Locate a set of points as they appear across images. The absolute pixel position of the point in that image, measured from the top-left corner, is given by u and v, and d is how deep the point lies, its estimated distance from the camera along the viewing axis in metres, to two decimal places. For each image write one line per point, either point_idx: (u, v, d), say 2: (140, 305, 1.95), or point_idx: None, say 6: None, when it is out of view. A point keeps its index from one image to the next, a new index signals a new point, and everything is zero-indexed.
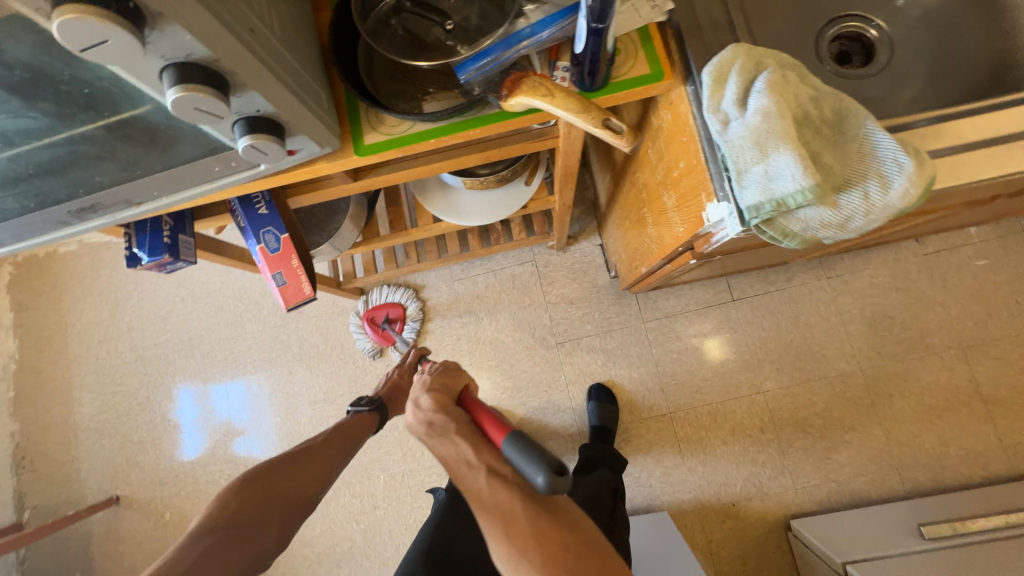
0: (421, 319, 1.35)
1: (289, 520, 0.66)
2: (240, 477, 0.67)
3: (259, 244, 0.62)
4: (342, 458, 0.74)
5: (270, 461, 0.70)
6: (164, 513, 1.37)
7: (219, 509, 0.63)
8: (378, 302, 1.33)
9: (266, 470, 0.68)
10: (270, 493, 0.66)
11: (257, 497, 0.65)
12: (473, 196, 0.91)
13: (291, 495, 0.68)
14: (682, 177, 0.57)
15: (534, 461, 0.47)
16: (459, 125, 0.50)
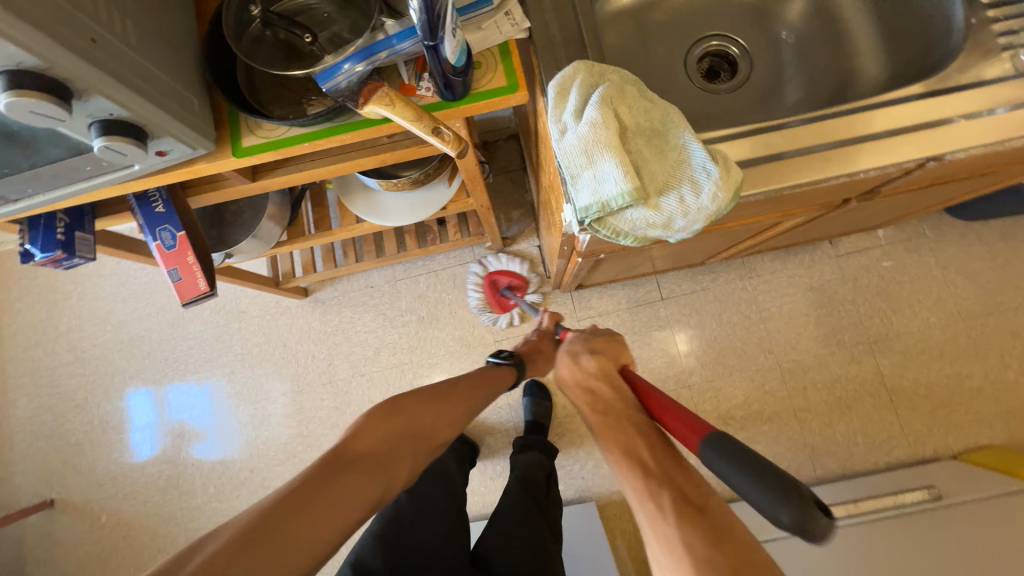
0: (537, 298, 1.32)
1: (418, 458, 0.61)
2: (380, 405, 0.61)
3: (155, 241, 0.64)
4: (473, 406, 0.70)
5: (411, 394, 0.64)
6: (101, 515, 1.36)
7: (358, 437, 0.57)
8: (502, 268, 1.33)
9: (408, 405, 0.62)
10: (410, 429, 0.61)
11: (399, 430, 0.60)
12: (395, 197, 0.95)
13: (427, 434, 0.62)
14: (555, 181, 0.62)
15: (784, 493, 0.42)
16: (332, 130, 0.54)
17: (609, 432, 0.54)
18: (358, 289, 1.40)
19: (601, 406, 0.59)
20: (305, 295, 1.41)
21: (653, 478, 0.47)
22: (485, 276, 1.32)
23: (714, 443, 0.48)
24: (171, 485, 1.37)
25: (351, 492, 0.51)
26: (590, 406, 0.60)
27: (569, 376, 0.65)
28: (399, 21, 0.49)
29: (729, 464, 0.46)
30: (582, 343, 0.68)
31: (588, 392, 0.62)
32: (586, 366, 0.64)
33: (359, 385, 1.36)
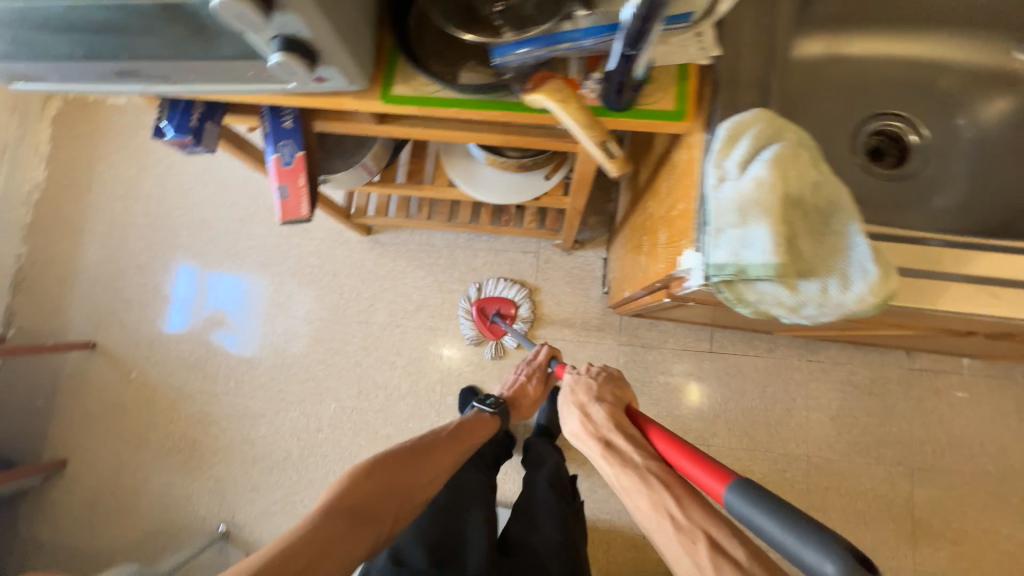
0: (530, 322, 1.33)
1: (401, 512, 0.72)
2: (362, 468, 0.73)
3: (274, 153, 0.65)
4: (450, 462, 0.81)
5: (392, 453, 0.76)
6: (132, 371, 1.46)
7: (348, 493, 0.68)
8: (494, 294, 1.34)
9: (386, 463, 0.74)
10: (391, 486, 0.72)
11: (379, 488, 0.71)
12: (493, 173, 0.93)
13: (407, 490, 0.73)
14: (677, 218, 0.59)
15: (813, 544, 0.43)
16: (483, 103, 0.53)
17: (630, 486, 0.61)
18: (417, 244, 1.41)
19: (621, 457, 0.65)
20: (367, 234, 1.43)
21: (684, 532, 0.54)
22: (474, 302, 1.34)
23: (739, 488, 0.51)
24: (198, 367, 1.45)
25: (335, 548, 0.62)
26: (605, 456, 0.66)
27: (583, 431, 0.72)
28: (592, 15, 0.48)
29: (757, 517, 0.48)
30: (585, 392, 0.78)
31: (604, 443, 0.68)
32: (598, 419, 0.72)
33: (391, 334, 1.39)
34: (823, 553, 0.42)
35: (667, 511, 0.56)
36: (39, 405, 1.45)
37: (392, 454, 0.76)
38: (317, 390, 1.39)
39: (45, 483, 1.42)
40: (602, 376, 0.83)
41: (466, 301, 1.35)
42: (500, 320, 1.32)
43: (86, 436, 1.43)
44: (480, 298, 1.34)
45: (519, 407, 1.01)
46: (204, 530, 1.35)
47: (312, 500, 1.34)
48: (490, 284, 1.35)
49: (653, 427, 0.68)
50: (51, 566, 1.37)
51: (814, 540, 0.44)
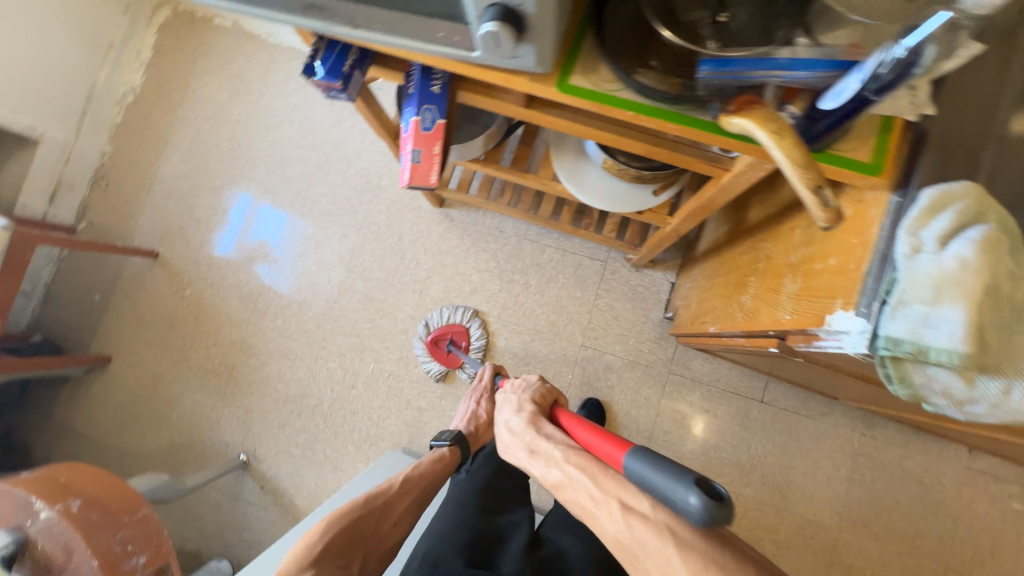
0: (486, 342, 1.34)
1: (367, 557, 0.80)
2: (326, 523, 0.79)
3: (415, 116, 0.63)
4: (415, 508, 0.88)
5: (354, 506, 0.82)
6: (187, 288, 1.49)
7: (311, 549, 0.74)
8: (443, 323, 1.35)
9: (347, 516, 0.80)
10: (354, 538, 0.79)
11: (346, 537, 0.78)
12: (600, 177, 0.91)
13: (371, 540, 0.81)
14: (821, 272, 0.56)
15: (680, 481, 0.47)
16: (662, 112, 0.50)
17: (554, 476, 0.64)
18: (487, 227, 1.40)
19: (542, 455, 0.68)
20: (440, 206, 1.42)
21: (602, 506, 0.56)
22: (427, 336, 1.35)
23: (634, 451, 0.55)
24: (250, 298, 1.47)
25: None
26: (533, 459, 0.69)
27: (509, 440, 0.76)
28: (813, 47, 0.45)
29: (639, 473, 0.52)
30: (510, 406, 0.83)
31: (530, 450, 0.71)
32: (518, 424, 0.76)
33: (442, 310, 1.39)
34: (684, 484, 0.46)
35: (585, 492, 0.59)
36: (95, 300, 1.50)
37: (356, 508, 0.82)
38: (359, 348, 1.40)
39: (88, 376, 1.47)
40: (535, 390, 0.88)
41: (421, 337, 1.36)
42: (455, 349, 1.32)
43: (132, 341, 1.47)
44: (431, 331, 1.35)
45: (479, 434, 1.05)
46: (226, 456, 1.39)
47: (333, 452, 1.36)
48: (438, 312, 1.36)
49: (569, 420, 0.73)
50: (78, 455, 1.42)
51: (678, 474, 0.48)
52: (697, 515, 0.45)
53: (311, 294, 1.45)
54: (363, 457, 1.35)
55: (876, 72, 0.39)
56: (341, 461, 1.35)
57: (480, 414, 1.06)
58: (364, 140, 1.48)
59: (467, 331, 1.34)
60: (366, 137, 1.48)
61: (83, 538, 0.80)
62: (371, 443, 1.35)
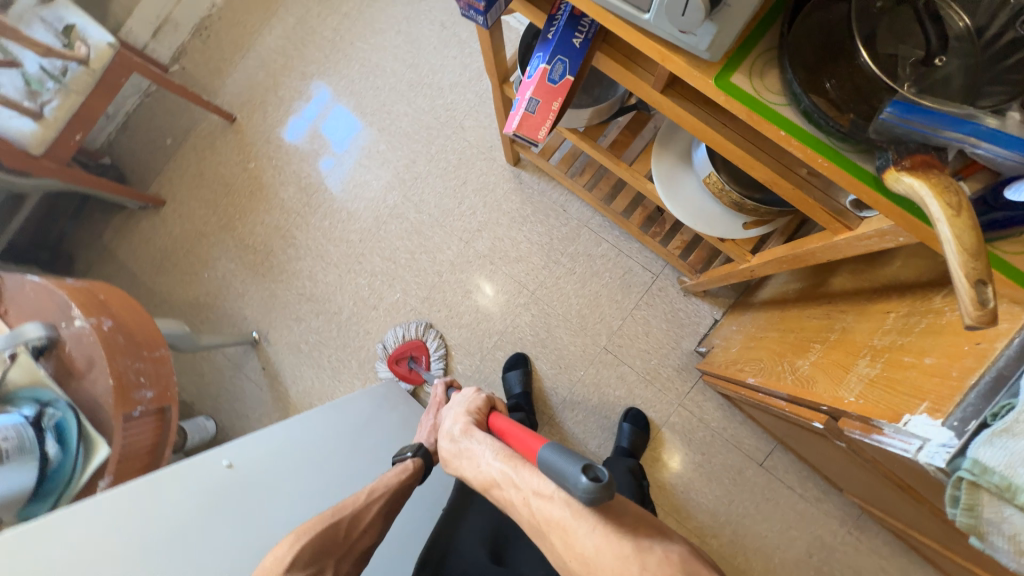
0: (445, 351, 1.34)
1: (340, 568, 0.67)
2: (292, 535, 0.64)
3: (545, 64, 0.59)
4: (388, 514, 0.74)
5: (319, 518, 0.67)
6: (251, 161, 1.51)
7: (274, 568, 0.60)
8: (401, 343, 1.34)
9: (314, 526, 0.66)
10: (323, 549, 0.65)
11: (312, 552, 0.64)
12: (695, 190, 0.86)
13: (343, 546, 0.68)
14: (910, 367, 0.52)
15: (574, 460, 0.52)
16: (817, 143, 0.45)
17: (484, 473, 0.65)
18: (552, 200, 1.36)
19: (473, 460, 0.67)
20: (514, 164, 1.38)
21: (519, 495, 0.60)
22: (387, 357, 1.34)
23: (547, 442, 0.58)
24: (305, 191, 1.48)
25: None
26: (468, 464, 0.68)
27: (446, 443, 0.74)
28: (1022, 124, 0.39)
29: (545, 460, 0.56)
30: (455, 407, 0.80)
31: (461, 452, 0.70)
32: (455, 430, 0.74)
33: (481, 265, 1.37)
34: (572, 465, 0.51)
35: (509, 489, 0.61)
36: (166, 144, 1.54)
37: (320, 522, 0.66)
38: (391, 274, 1.41)
39: (141, 211, 1.53)
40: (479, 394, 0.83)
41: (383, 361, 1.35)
42: (416, 366, 1.32)
43: (189, 193, 1.52)
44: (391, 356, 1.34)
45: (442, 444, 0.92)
46: (240, 329, 1.44)
47: (337, 360, 1.40)
48: (394, 334, 1.36)
49: (505, 424, 0.72)
50: (113, 279, 1.51)
51: (573, 458, 0.52)
52: (584, 491, 0.49)
53: (364, 207, 1.45)
54: (362, 375, 1.38)
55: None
56: (341, 371, 1.39)
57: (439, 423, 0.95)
58: (462, 74, 1.44)
59: (424, 346, 1.34)
60: (465, 71, 1.43)
61: (106, 356, 0.83)
62: (373, 365, 1.38)
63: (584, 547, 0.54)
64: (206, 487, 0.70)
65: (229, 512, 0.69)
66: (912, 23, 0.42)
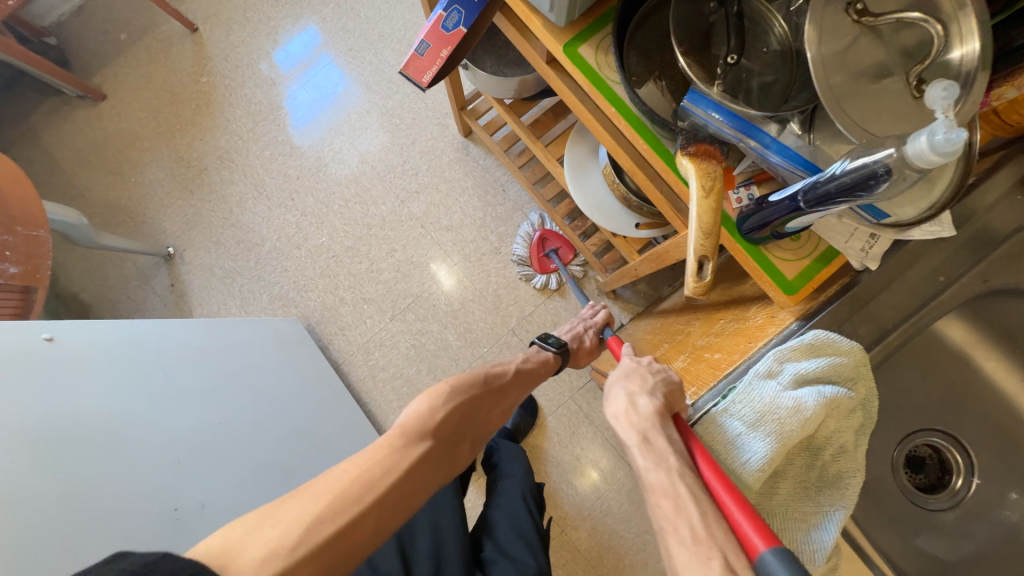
0: (581, 271, 1.33)
1: (473, 439, 0.67)
2: (445, 386, 0.64)
3: (442, 11, 0.61)
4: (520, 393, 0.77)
5: (470, 379, 0.68)
6: (205, 75, 1.47)
7: (427, 415, 0.59)
8: (557, 229, 1.32)
9: (463, 388, 0.65)
10: (465, 415, 0.65)
11: (458, 412, 0.63)
12: (599, 182, 0.89)
13: (480, 420, 0.68)
14: (704, 361, 0.56)
15: None
16: (640, 126, 0.48)
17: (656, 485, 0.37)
18: (494, 179, 1.38)
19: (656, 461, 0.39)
20: (465, 135, 1.39)
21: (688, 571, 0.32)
22: (536, 229, 1.32)
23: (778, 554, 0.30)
24: (254, 116, 1.46)
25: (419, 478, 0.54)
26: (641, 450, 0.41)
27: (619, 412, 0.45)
28: (799, 137, 0.43)
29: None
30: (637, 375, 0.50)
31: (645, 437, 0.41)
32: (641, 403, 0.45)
33: (411, 226, 1.38)
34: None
35: (683, 527, 0.34)
36: (119, 39, 1.48)
37: (467, 385, 0.67)
38: (322, 217, 1.40)
39: (78, 101, 1.47)
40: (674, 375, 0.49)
41: (531, 226, 1.33)
42: (556, 256, 1.30)
43: (132, 93, 1.47)
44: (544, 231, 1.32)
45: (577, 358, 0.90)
46: (156, 242, 1.41)
47: (248, 291, 1.38)
48: (551, 218, 1.34)
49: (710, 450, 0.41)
50: (33, 164, 1.44)
51: None
52: None
53: (310, 144, 1.44)
54: (270, 311, 1.37)
55: (831, 174, 0.37)
56: (249, 303, 1.37)
57: (587, 340, 0.90)
58: None
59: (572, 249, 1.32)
60: None
61: None
62: (284, 304, 1.37)
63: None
64: (26, 349, 0.67)
65: (38, 378, 0.65)
66: (723, 24, 0.45)
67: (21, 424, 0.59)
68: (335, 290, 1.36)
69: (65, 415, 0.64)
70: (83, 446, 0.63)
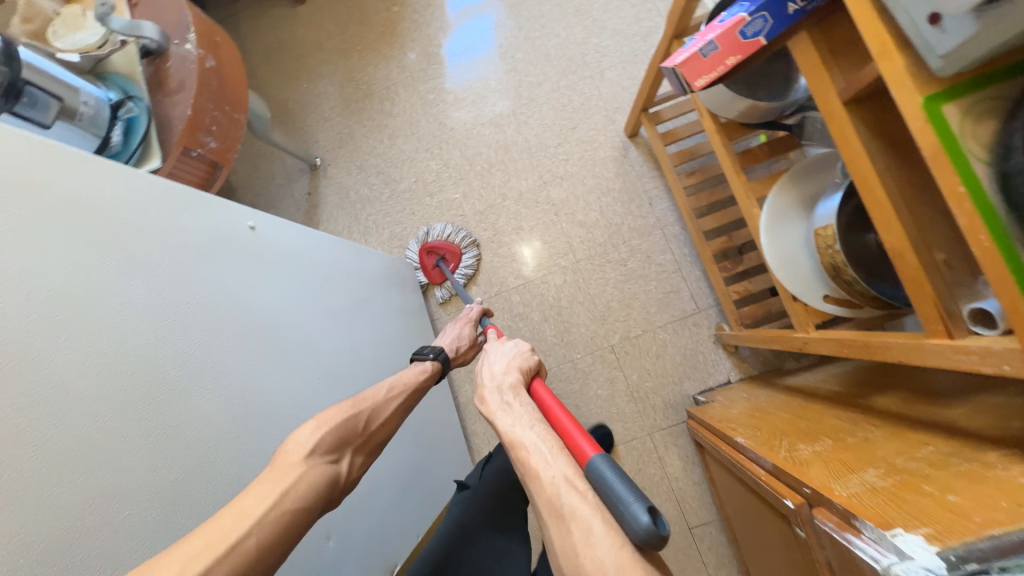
0: (472, 271, 1.33)
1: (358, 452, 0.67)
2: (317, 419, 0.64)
3: (747, 13, 0.54)
4: (405, 411, 0.77)
5: (342, 406, 0.67)
6: (397, 6, 1.50)
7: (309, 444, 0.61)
8: (441, 238, 1.32)
9: (336, 413, 0.66)
10: (344, 436, 0.65)
11: (330, 433, 0.63)
12: (796, 236, 0.80)
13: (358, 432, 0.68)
14: (926, 495, 0.48)
15: (637, 494, 0.44)
16: (995, 219, 0.40)
17: (516, 432, 0.57)
18: (643, 189, 1.31)
19: (513, 420, 0.60)
20: (629, 136, 1.32)
21: (548, 469, 0.51)
22: (422, 242, 1.33)
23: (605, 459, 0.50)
24: (429, 57, 1.47)
25: (303, 496, 0.56)
26: (504, 414, 0.62)
27: (490, 391, 0.67)
28: None
29: (604, 477, 0.48)
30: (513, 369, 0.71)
31: (506, 406, 0.63)
32: (503, 382, 0.68)
33: (543, 209, 1.34)
34: (636, 501, 0.43)
35: (540, 458, 0.53)
36: None
37: (340, 415, 0.66)
38: (461, 173, 1.40)
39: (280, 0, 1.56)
40: (524, 344, 0.77)
41: (418, 241, 1.34)
42: (443, 266, 1.31)
43: (328, 5, 1.53)
44: (426, 245, 1.32)
45: (456, 358, 0.94)
46: (307, 149, 1.48)
47: (372, 222, 1.42)
48: (435, 231, 1.34)
49: (548, 399, 0.64)
50: None
51: (626, 489, 0.45)
52: (641, 532, 0.42)
53: (470, 98, 1.43)
54: (386, 247, 1.40)
55: None
56: (370, 234, 1.41)
57: (465, 341, 0.95)
58: (630, 25, 1.36)
59: (459, 256, 1.33)
60: (633, 25, 1.36)
61: (195, 88, 0.85)
62: (400, 245, 1.40)
63: (604, 555, 0.43)
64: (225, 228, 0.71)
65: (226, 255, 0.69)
66: None
67: (200, 298, 0.63)
68: None
69: (231, 296, 0.67)
70: (237, 332, 0.66)
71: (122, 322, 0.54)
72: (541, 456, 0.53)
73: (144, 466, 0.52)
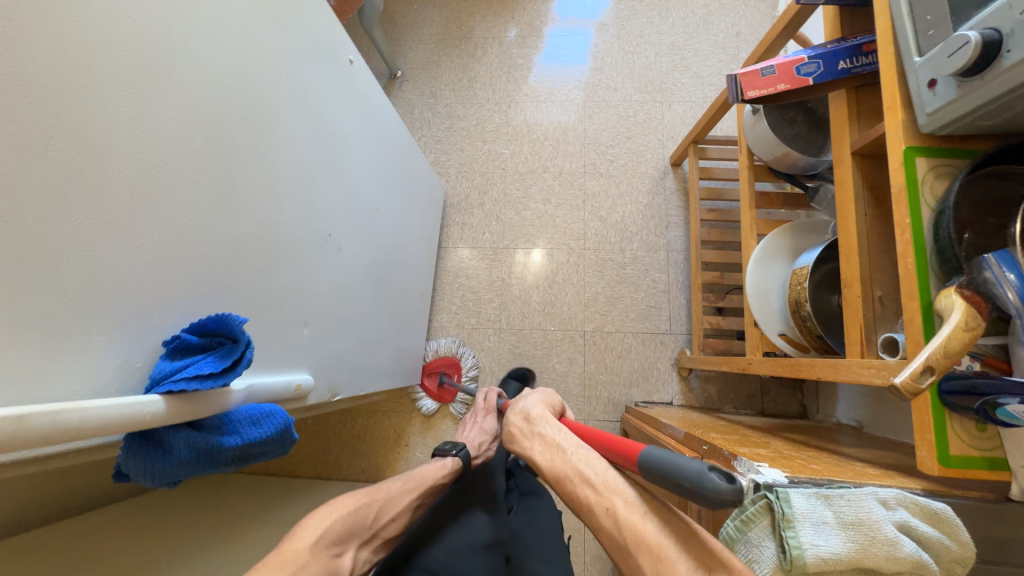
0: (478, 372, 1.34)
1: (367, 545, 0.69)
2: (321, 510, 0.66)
3: (807, 56, 0.67)
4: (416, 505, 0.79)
5: (354, 496, 0.71)
6: None
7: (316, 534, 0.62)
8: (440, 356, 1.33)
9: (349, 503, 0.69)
10: (352, 525, 0.66)
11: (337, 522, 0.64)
12: (778, 274, 0.92)
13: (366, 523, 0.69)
14: (794, 461, 0.58)
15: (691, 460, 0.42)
16: (920, 248, 0.51)
17: (560, 463, 0.55)
18: (666, 212, 1.43)
19: (552, 447, 0.58)
20: (672, 164, 1.45)
21: (596, 489, 0.50)
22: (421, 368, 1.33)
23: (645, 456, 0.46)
24: (533, 30, 1.61)
25: None
26: (541, 447, 0.60)
27: (520, 425, 0.66)
28: None
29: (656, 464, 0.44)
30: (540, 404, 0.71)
31: (541, 438, 0.61)
32: (529, 412, 0.67)
33: (574, 193, 1.46)
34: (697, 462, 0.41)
35: (587, 483, 0.51)
36: None
37: (352, 503, 0.69)
38: (518, 135, 1.51)
39: None
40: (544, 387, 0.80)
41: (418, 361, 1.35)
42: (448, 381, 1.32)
43: None
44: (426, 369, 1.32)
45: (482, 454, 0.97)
46: (394, 58, 1.59)
47: (423, 142, 1.52)
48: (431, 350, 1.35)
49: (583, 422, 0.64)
50: None
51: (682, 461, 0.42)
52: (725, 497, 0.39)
53: (551, 78, 1.56)
54: None
55: None
56: None
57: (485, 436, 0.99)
58: (711, 74, 1.51)
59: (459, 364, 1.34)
60: (712, 77, 1.51)
61: None
62: (439, 171, 1.50)
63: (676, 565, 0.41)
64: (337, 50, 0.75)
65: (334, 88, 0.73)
66: None
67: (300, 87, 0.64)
68: (482, 192, 1.47)
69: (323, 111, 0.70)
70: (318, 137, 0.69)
71: (253, 63, 0.54)
72: (590, 481, 0.51)
73: (240, 207, 0.54)
